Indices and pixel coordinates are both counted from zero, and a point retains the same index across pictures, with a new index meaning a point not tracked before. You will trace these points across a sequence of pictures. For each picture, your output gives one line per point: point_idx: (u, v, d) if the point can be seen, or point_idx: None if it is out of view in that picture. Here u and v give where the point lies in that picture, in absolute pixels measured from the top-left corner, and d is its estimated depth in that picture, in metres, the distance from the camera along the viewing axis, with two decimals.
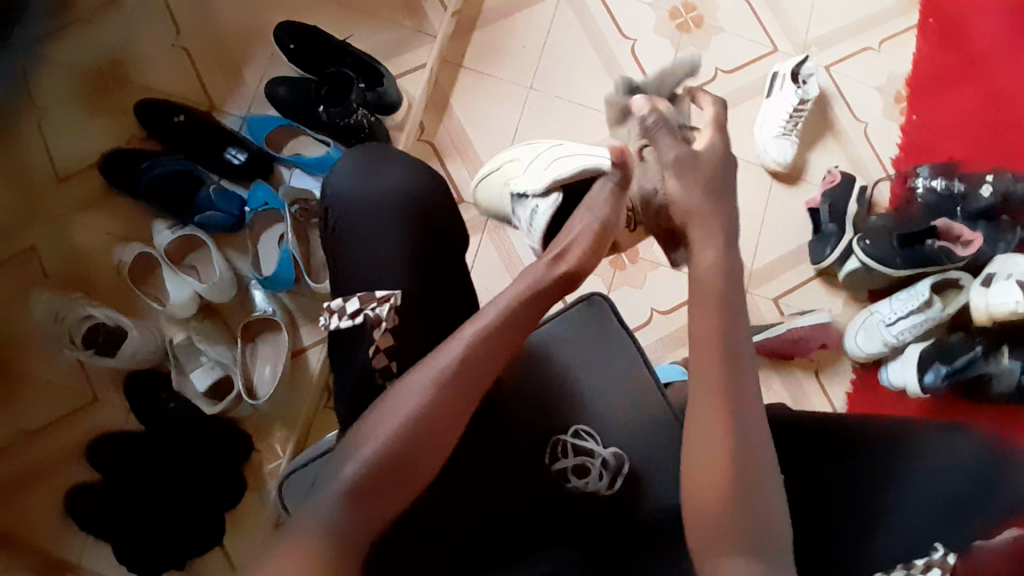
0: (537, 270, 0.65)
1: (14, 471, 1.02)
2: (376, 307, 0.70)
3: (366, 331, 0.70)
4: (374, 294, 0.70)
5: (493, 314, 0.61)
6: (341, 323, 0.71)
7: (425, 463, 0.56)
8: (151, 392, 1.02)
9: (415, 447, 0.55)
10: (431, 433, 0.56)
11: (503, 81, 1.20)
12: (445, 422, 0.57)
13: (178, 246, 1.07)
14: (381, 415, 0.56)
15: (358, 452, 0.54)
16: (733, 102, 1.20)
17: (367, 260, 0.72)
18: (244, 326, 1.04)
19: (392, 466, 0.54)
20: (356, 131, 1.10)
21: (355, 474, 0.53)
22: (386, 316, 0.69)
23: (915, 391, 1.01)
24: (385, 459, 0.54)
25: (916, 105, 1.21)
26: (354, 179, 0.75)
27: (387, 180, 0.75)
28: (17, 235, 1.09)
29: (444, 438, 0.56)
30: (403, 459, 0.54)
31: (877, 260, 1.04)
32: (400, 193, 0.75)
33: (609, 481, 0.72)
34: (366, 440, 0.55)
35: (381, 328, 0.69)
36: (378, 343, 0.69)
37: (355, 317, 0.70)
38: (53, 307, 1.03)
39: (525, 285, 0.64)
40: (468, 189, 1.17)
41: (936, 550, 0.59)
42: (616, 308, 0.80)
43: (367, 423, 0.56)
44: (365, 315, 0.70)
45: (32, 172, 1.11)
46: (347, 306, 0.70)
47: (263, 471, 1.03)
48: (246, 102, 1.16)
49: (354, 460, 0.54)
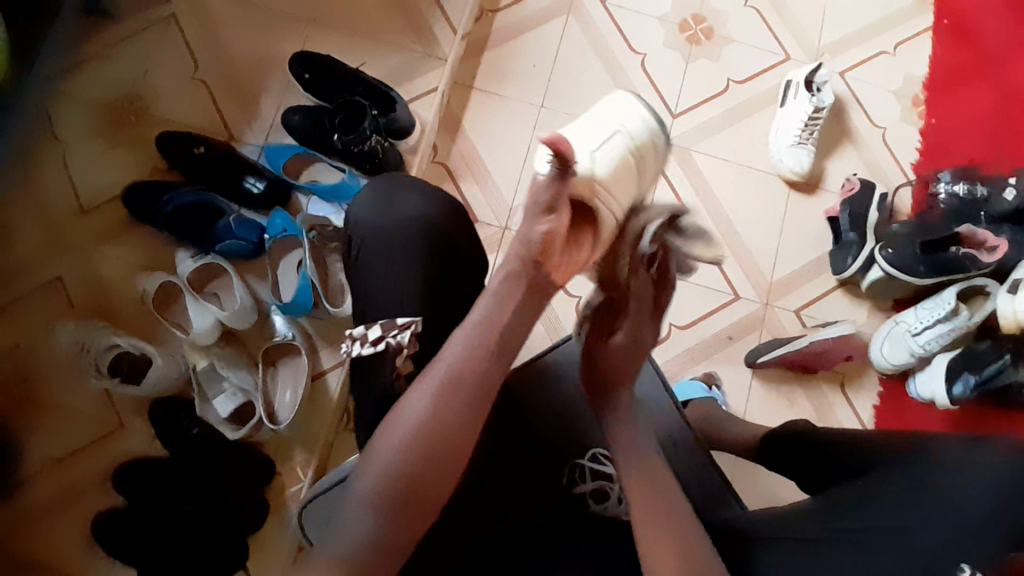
0: (506, 263, 0.60)
1: (43, 498, 1.04)
2: (397, 333, 0.70)
3: (388, 358, 0.70)
4: (396, 321, 0.70)
5: (481, 313, 0.58)
6: (363, 350, 0.71)
7: (439, 485, 0.54)
8: (173, 418, 1.04)
9: (423, 467, 0.54)
10: (436, 456, 0.54)
11: (513, 100, 1.21)
12: (448, 438, 0.54)
13: (198, 274, 1.09)
14: (384, 435, 0.55)
15: (365, 483, 0.54)
16: (747, 112, 1.19)
17: (380, 291, 0.73)
18: (263, 352, 1.05)
19: (401, 490, 0.53)
20: (370, 157, 1.12)
21: (368, 504, 0.53)
22: (408, 342, 0.69)
23: (942, 403, 0.98)
24: (392, 485, 0.53)
25: (934, 108, 1.18)
26: (375, 206, 0.76)
27: (405, 205, 0.75)
28: (45, 267, 1.12)
29: (448, 454, 0.54)
30: (414, 486, 0.53)
31: (900, 269, 1.01)
32: (417, 228, 0.74)
33: (629, 506, 0.71)
34: (373, 461, 0.54)
35: (403, 355, 0.69)
36: (400, 369, 0.69)
37: (377, 345, 0.70)
38: (78, 338, 1.05)
39: (500, 275, 0.59)
40: (481, 209, 1.18)
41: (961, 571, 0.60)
42: None
43: (372, 452, 0.55)
44: (387, 343, 0.70)
45: (59, 204, 1.15)
46: (370, 333, 0.70)
47: (286, 494, 1.04)
48: (263, 132, 1.19)
49: (362, 492, 0.54)
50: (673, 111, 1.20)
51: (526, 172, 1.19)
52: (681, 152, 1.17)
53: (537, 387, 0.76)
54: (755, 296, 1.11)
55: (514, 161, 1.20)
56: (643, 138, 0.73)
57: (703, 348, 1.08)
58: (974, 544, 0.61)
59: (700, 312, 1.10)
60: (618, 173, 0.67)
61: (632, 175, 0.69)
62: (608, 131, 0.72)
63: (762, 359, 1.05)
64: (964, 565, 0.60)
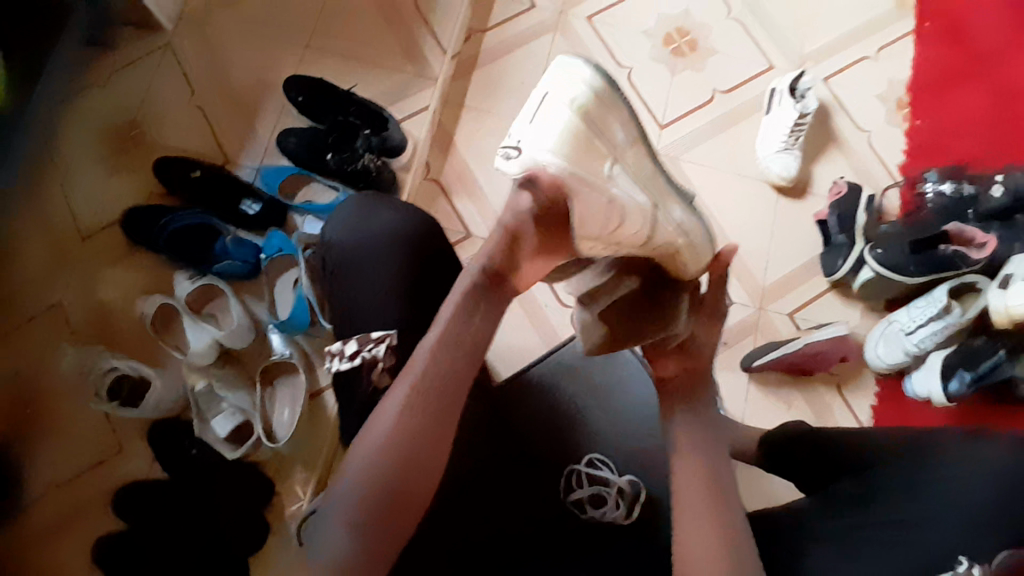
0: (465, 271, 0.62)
1: (43, 521, 1.04)
2: (372, 347, 0.71)
3: (364, 372, 0.71)
4: (371, 336, 0.71)
5: (444, 317, 0.59)
6: (341, 365, 0.72)
7: (419, 488, 0.55)
8: (174, 437, 1.05)
9: (399, 475, 0.54)
10: (415, 459, 0.54)
11: (502, 116, 1.23)
12: (425, 442, 0.55)
13: (198, 295, 1.09)
14: (358, 452, 0.55)
15: (346, 488, 0.54)
16: (734, 120, 1.21)
17: (363, 300, 0.73)
18: (263, 369, 1.06)
19: (381, 499, 0.53)
20: (366, 175, 1.16)
21: (352, 509, 0.53)
22: (383, 356, 0.70)
23: (940, 400, 0.98)
24: (373, 491, 0.53)
25: (918, 110, 1.20)
26: (355, 222, 0.77)
27: (382, 218, 0.77)
28: (44, 293, 1.13)
29: (426, 462, 0.55)
30: (393, 491, 0.53)
31: (890, 267, 1.02)
32: (397, 237, 0.76)
33: (626, 511, 0.74)
34: (349, 474, 0.55)
35: (378, 368, 0.70)
36: (377, 382, 0.70)
37: (353, 358, 0.71)
38: (80, 361, 1.09)
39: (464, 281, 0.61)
40: (475, 223, 1.19)
41: (960, 563, 0.59)
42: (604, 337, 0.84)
43: (351, 456, 0.55)
44: (363, 357, 0.71)
45: (57, 232, 1.16)
46: (347, 348, 0.72)
47: (285, 513, 1.04)
48: (259, 154, 1.21)
49: (343, 497, 0.54)
50: (660, 121, 1.21)
51: None
52: (671, 161, 1.20)
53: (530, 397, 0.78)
54: (748, 300, 1.11)
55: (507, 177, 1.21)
56: (609, 98, 0.55)
57: None
58: (973, 537, 0.60)
59: None
60: (581, 170, 0.53)
61: (600, 169, 0.54)
62: (564, 101, 0.54)
63: (758, 362, 1.05)
64: (962, 557, 0.59)
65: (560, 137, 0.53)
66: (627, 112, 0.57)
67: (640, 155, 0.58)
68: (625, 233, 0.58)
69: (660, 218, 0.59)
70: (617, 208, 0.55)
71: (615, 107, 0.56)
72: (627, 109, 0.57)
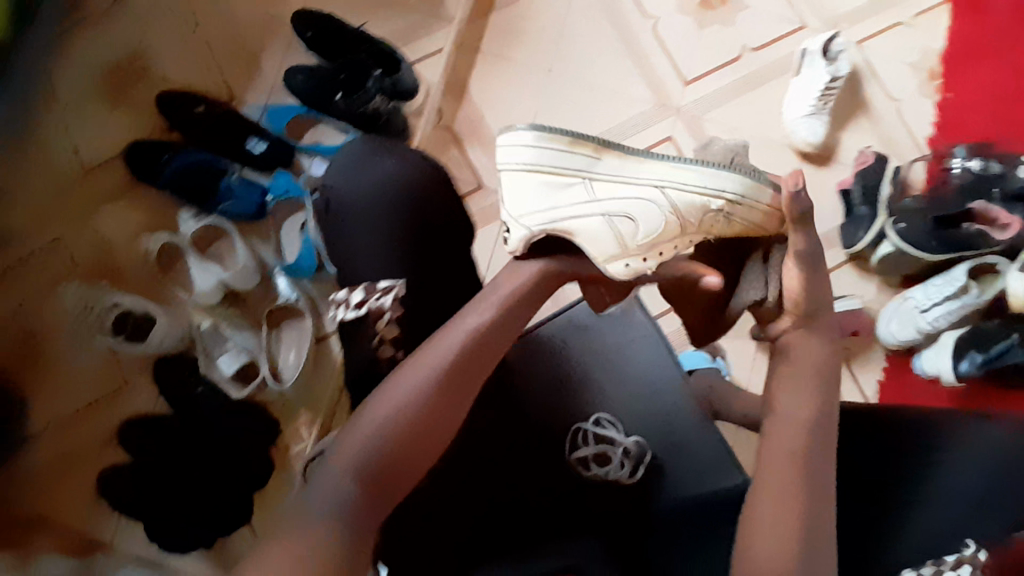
0: (507, 278, 0.59)
1: (49, 453, 1.05)
2: (379, 298, 0.68)
3: (369, 322, 0.68)
4: (378, 286, 0.69)
5: (499, 298, 0.56)
6: (346, 314, 0.70)
7: (420, 463, 0.52)
8: (177, 377, 1.04)
9: (407, 440, 0.50)
10: (421, 433, 0.51)
11: (520, 63, 1.19)
12: (436, 420, 0.52)
13: (203, 234, 1.08)
14: (362, 418, 0.52)
15: (344, 453, 0.50)
16: (762, 80, 1.17)
17: (366, 248, 0.71)
18: (268, 314, 1.04)
19: (382, 465, 0.50)
20: (374, 119, 1.10)
21: (347, 473, 0.49)
22: (390, 307, 0.68)
23: (949, 380, 0.98)
24: (374, 460, 0.49)
25: (950, 82, 1.16)
26: (351, 175, 0.74)
27: (383, 165, 0.74)
28: (46, 226, 1.11)
29: (432, 438, 0.52)
30: (394, 462, 0.50)
31: (911, 243, 1.00)
32: (400, 182, 0.73)
33: (629, 471, 0.74)
34: (354, 436, 0.51)
35: (384, 319, 0.67)
36: (382, 334, 0.67)
37: (359, 308, 0.68)
38: (83, 298, 1.07)
39: (512, 284, 0.58)
40: (487, 175, 1.16)
41: (965, 546, 0.59)
42: (649, 315, 0.85)
43: (356, 419, 0.52)
44: (369, 307, 0.68)
45: (58, 163, 1.13)
46: (353, 297, 0.69)
47: (289, 454, 1.06)
48: (265, 91, 1.17)
49: (339, 463, 0.50)
50: (685, 78, 1.18)
51: None
52: (693, 120, 1.16)
53: (539, 357, 0.78)
54: None
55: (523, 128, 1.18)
56: (553, 140, 0.61)
57: None
58: (976, 514, 0.60)
59: None
60: (563, 209, 0.60)
61: (582, 197, 0.61)
62: None
63: None
64: (969, 541, 0.60)
65: (532, 193, 0.61)
66: (575, 139, 0.61)
67: (609, 160, 0.62)
68: (644, 237, 0.62)
69: (673, 196, 0.62)
70: (619, 222, 0.61)
71: (561, 143, 0.61)
72: (571, 134, 0.61)
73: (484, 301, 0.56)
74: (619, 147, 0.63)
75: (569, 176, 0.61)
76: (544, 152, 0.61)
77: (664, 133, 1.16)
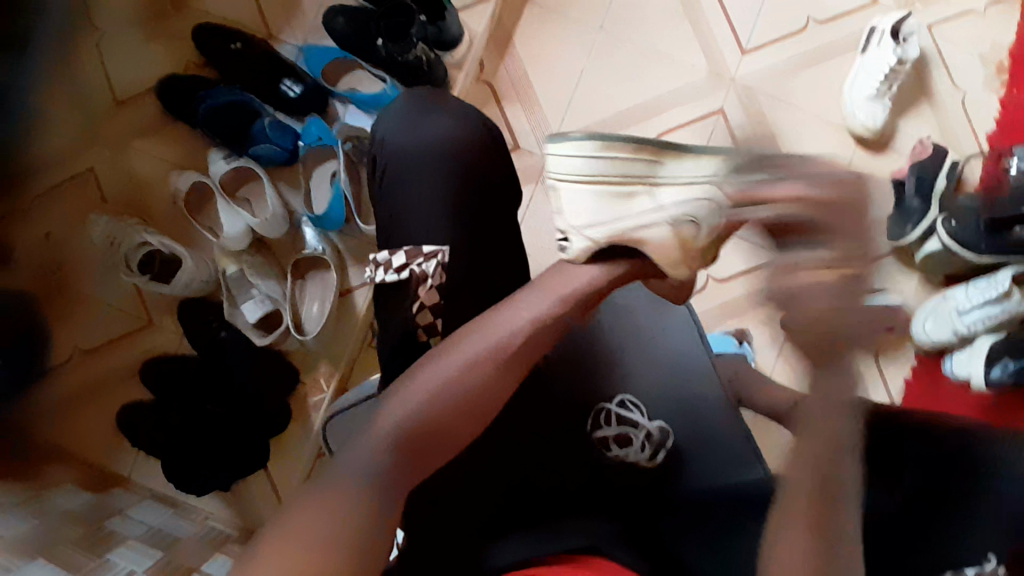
0: (566, 271, 0.58)
1: (75, 383, 1.06)
2: (422, 263, 0.67)
3: (410, 286, 0.67)
4: (421, 250, 0.67)
5: (560, 291, 0.56)
6: (386, 277, 0.68)
7: (459, 436, 0.51)
8: (203, 320, 1.05)
9: (451, 412, 0.50)
10: (467, 408, 0.51)
11: (572, 20, 1.14)
12: (483, 399, 0.51)
13: (233, 176, 1.07)
14: (410, 384, 0.51)
15: (388, 414, 0.50)
16: (823, 56, 1.12)
17: (408, 210, 0.70)
18: (295, 262, 1.05)
19: (422, 432, 0.49)
20: (416, 69, 1.06)
21: (388, 434, 0.48)
22: (432, 272, 0.67)
23: (978, 384, 0.96)
24: (417, 425, 0.49)
25: (1018, 78, 1.09)
26: (401, 130, 0.72)
27: (432, 125, 0.72)
28: (74, 156, 1.09)
29: (475, 416, 0.51)
30: (438, 430, 0.50)
31: (961, 244, 0.97)
32: (450, 144, 0.71)
33: (649, 454, 0.75)
34: (400, 399, 0.50)
35: (426, 285, 0.66)
36: (423, 300, 0.66)
37: (401, 272, 0.67)
38: (109, 232, 1.04)
39: (572, 279, 0.57)
40: (524, 136, 1.13)
41: (987, 561, 0.55)
42: (698, 319, 0.84)
43: (402, 384, 0.52)
44: (410, 271, 0.67)
45: (89, 90, 1.10)
46: (393, 260, 0.68)
47: (308, 403, 1.07)
48: (304, 31, 1.13)
49: (382, 422, 0.49)
50: (743, 47, 1.12)
51: (576, 102, 1.13)
52: (746, 94, 1.11)
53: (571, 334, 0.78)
54: None
55: (568, 90, 1.13)
56: (610, 151, 0.61)
57: (738, 305, 1.08)
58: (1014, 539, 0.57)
59: (741, 266, 1.08)
60: (624, 221, 0.59)
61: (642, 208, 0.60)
62: None
63: None
64: (992, 555, 0.56)
65: (590, 207, 0.61)
66: (634, 149, 0.61)
67: (671, 163, 0.61)
68: (705, 240, 0.60)
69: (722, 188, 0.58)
70: (681, 229, 0.59)
71: (620, 152, 0.61)
72: (628, 142, 0.61)
73: (545, 292, 0.56)
74: (682, 149, 0.61)
75: (627, 183, 0.61)
76: (601, 162, 0.61)
77: (714, 105, 1.11)
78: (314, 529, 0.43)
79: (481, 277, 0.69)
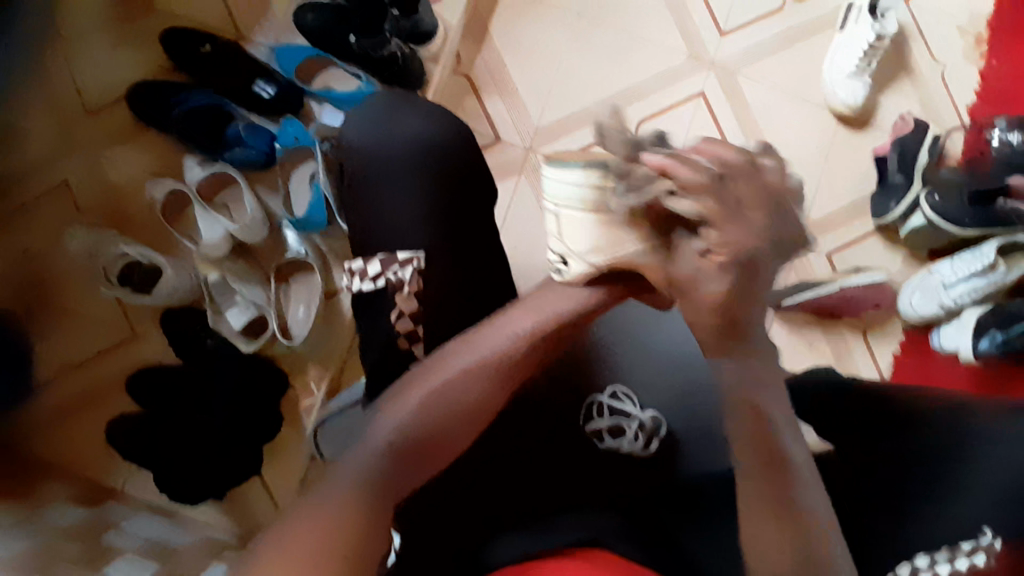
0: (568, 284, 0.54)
1: (61, 400, 1.04)
2: (398, 270, 0.66)
3: (388, 295, 0.66)
4: (397, 257, 0.67)
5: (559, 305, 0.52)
6: (362, 286, 0.68)
7: (454, 447, 0.50)
8: (189, 329, 1.03)
9: (450, 422, 0.48)
10: (463, 422, 0.49)
11: (547, 7, 1.12)
12: (481, 412, 0.50)
13: (210, 183, 1.05)
14: (405, 394, 0.49)
15: (384, 422, 0.48)
16: (801, 35, 1.11)
17: (386, 211, 0.69)
18: (276, 268, 1.04)
19: (419, 443, 0.47)
20: (391, 64, 1.04)
21: (383, 443, 0.47)
22: (409, 279, 0.66)
23: (966, 356, 0.97)
24: (413, 436, 0.47)
25: (997, 49, 1.09)
26: (374, 128, 0.71)
27: (405, 125, 0.71)
28: (48, 168, 1.07)
29: (471, 430, 0.50)
30: (436, 441, 0.48)
31: (945, 218, 0.97)
32: (425, 142, 0.70)
33: (644, 443, 0.75)
34: (395, 410, 0.48)
35: (403, 292, 0.65)
36: (401, 308, 0.65)
37: (377, 281, 0.67)
38: (89, 245, 1.04)
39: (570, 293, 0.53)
40: (505, 128, 1.12)
41: (982, 535, 0.60)
42: None
43: (397, 395, 0.50)
44: (387, 279, 0.66)
45: (60, 99, 1.07)
46: (369, 268, 0.67)
47: (300, 409, 1.07)
48: (275, 30, 1.11)
49: (378, 432, 0.47)
50: (722, 28, 1.11)
51: (556, 91, 1.12)
52: (727, 75, 1.11)
53: None
54: None
55: (549, 79, 1.12)
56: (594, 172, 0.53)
57: None
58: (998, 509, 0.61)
59: None
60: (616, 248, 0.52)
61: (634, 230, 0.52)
62: None
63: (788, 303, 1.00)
64: (985, 529, 0.61)
65: (583, 236, 0.53)
66: (610, 167, 0.53)
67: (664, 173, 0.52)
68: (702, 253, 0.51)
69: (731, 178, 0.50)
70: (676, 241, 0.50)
71: (606, 171, 0.53)
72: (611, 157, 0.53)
73: (538, 302, 0.52)
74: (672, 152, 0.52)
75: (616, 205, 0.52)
76: (586, 184, 0.53)
77: (696, 88, 1.10)
78: (305, 545, 0.41)
79: (468, 277, 0.69)
